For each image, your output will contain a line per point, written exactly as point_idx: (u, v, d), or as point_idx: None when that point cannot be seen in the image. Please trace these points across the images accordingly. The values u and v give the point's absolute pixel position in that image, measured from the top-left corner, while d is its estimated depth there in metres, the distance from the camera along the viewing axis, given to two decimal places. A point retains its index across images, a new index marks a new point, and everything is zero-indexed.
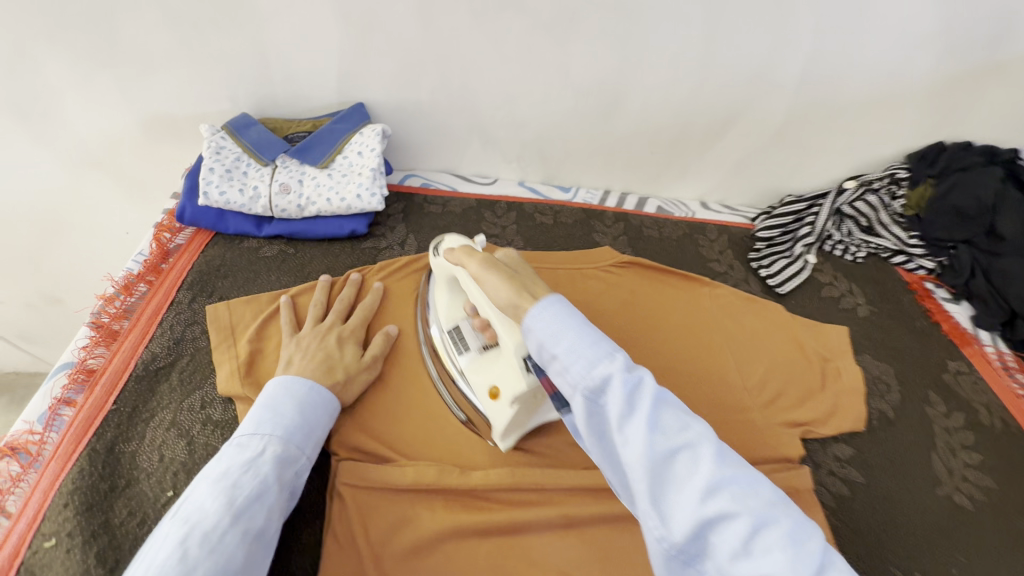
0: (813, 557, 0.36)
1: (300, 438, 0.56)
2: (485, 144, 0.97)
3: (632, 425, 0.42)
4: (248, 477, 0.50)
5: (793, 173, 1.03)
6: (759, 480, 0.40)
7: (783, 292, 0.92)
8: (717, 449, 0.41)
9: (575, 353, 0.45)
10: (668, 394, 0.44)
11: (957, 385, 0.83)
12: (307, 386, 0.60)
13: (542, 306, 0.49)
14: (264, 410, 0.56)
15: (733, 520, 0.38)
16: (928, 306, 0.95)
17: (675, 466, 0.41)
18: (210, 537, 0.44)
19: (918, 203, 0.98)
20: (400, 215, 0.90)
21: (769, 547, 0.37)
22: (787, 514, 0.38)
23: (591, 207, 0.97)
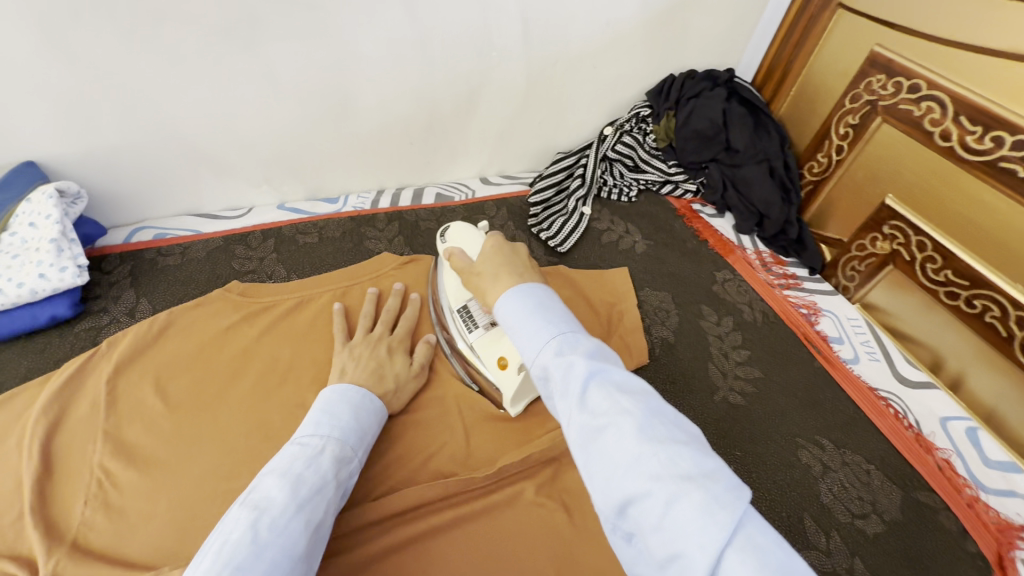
0: (721, 526, 0.35)
1: (355, 440, 0.56)
2: (218, 174, 0.86)
3: (566, 402, 0.45)
4: (310, 471, 0.49)
5: (557, 131, 1.05)
6: (681, 454, 0.39)
7: (564, 250, 0.93)
8: (641, 422, 0.41)
9: (531, 337, 0.51)
10: (607, 374, 0.45)
11: (725, 293, 0.91)
12: (360, 393, 0.61)
13: (511, 300, 0.55)
14: (322, 414, 0.56)
15: (648, 496, 0.38)
16: (696, 226, 1.03)
17: (603, 439, 0.41)
18: (278, 522, 0.44)
19: (666, 134, 1.04)
20: (128, 279, 0.77)
21: (682, 518, 0.36)
22: (702, 486, 0.37)
23: (360, 214, 0.92)
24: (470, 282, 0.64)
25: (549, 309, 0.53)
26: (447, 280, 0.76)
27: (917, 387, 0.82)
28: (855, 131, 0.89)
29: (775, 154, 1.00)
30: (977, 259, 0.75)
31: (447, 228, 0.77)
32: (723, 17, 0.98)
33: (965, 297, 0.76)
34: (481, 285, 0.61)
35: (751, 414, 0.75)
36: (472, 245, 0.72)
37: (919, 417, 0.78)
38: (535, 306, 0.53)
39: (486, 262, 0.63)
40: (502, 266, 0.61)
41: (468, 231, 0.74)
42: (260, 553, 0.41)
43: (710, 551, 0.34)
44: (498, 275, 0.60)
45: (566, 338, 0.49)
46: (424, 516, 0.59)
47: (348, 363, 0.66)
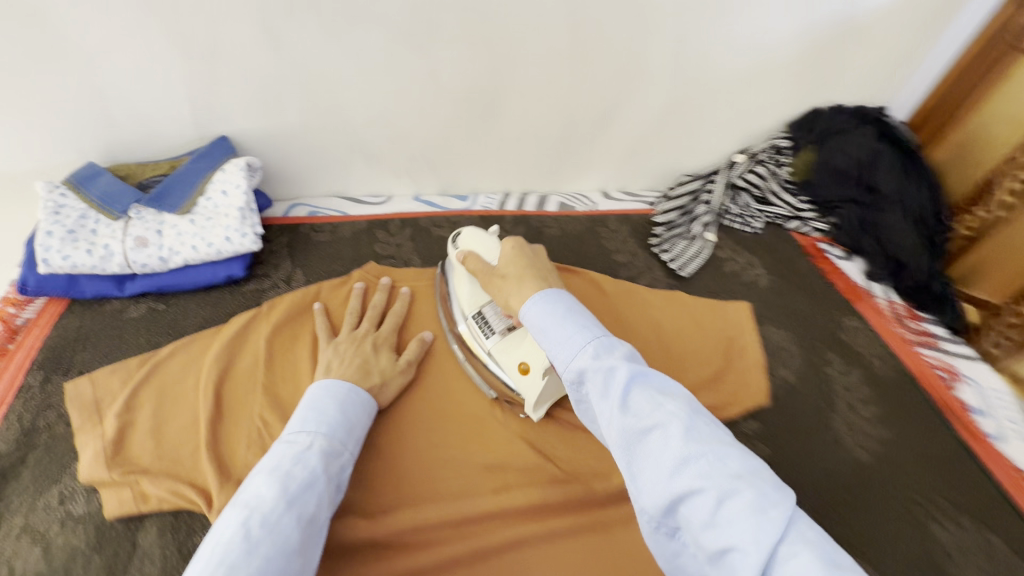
0: (775, 523, 0.37)
1: (344, 435, 0.57)
2: (369, 161, 0.92)
3: (607, 405, 0.47)
4: (298, 467, 0.50)
5: (686, 153, 1.04)
6: (727, 454, 0.42)
7: (685, 275, 0.92)
8: (687, 424, 0.43)
9: (563, 341, 0.53)
10: (645, 376, 0.47)
11: (853, 341, 0.86)
12: (347, 387, 0.61)
13: (540, 308, 0.57)
14: (309, 409, 0.57)
15: (699, 493, 0.40)
16: (824, 266, 0.99)
17: (647, 441, 0.44)
18: (270, 517, 0.46)
19: (803, 168, 1.01)
20: (286, 249, 0.85)
21: (735, 515, 0.38)
22: (752, 484, 0.39)
23: (489, 213, 0.96)
24: (492, 282, 0.66)
25: (579, 316, 0.55)
26: (458, 285, 0.75)
27: None
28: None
29: (924, 202, 0.94)
30: None
31: (459, 233, 0.75)
32: (887, 52, 0.93)
33: None
34: (502, 286, 0.64)
35: (879, 474, 0.71)
36: (489, 251, 0.70)
37: None
38: (565, 312, 0.56)
39: (509, 266, 0.65)
40: (529, 270, 0.63)
41: (479, 237, 0.72)
42: (253, 551, 0.43)
43: (764, 545, 0.37)
44: (528, 275, 0.62)
45: (601, 342, 0.51)
46: (545, 515, 0.61)
47: (333, 359, 0.65)
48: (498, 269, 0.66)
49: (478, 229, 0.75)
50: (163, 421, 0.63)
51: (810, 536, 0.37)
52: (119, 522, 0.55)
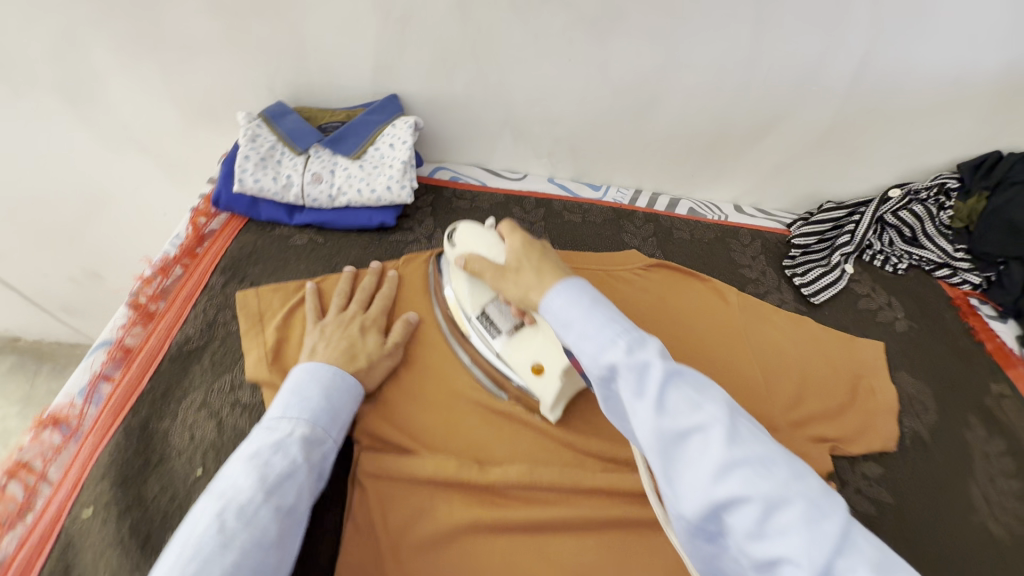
0: (828, 538, 0.35)
1: (327, 420, 0.56)
2: (516, 138, 0.96)
3: (642, 406, 0.43)
4: (278, 455, 0.50)
5: (836, 179, 0.99)
6: (775, 460, 0.39)
7: (816, 302, 0.88)
8: (732, 427, 0.40)
9: (590, 335, 0.48)
10: (682, 373, 0.43)
11: (999, 409, 0.79)
12: (332, 371, 0.60)
13: (563, 295, 0.51)
14: (292, 395, 0.57)
15: (744, 502, 0.38)
16: (972, 324, 0.91)
17: (688, 444, 0.41)
18: (245, 510, 0.45)
19: (968, 215, 0.92)
20: (429, 208, 0.90)
21: (785, 527, 0.36)
22: (803, 492, 0.37)
23: (621, 207, 0.96)
24: (499, 282, 0.61)
25: (605, 307, 0.49)
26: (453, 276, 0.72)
27: None
28: None
29: None
30: None
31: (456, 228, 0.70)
32: None
33: None
34: (519, 292, 0.58)
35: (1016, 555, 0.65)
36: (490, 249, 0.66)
37: None
38: (588, 301, 0.50)
39: (515, 256, 0.61)
40: (548, 265, 0.57)
41: (478, 232, 0.68)
42: (227, 544, 0.42)
43: (815, 558, 0.34)
44: (545, 274, 0.56)
45: (628, 334, 0.46)
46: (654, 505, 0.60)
47: (320, 341, 0.64)
48: (512, 266, 0.60)
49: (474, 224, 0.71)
50: None
51: (865, 543, 0.36)
52: None
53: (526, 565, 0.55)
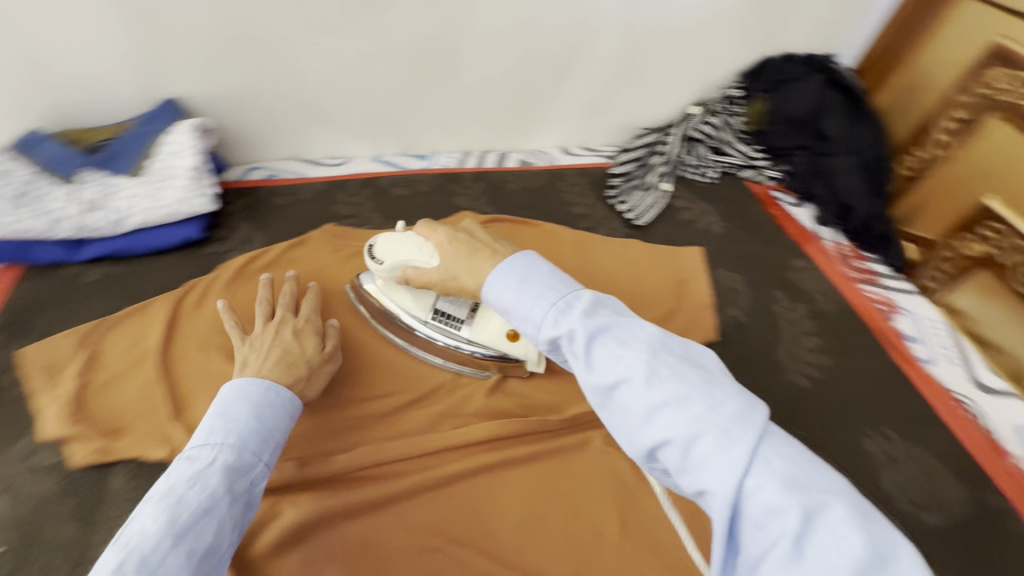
0: (737, 461, 0.37)
1: (256, 444, 0.51)
2: (325, 123, 0.92)
3: (576, 365, 0.46)
4: (193, 490, 0.44)
5: (643, 106, 1.06)
6: (690, 397, 0.40)
7: (641, 224, 0.95)
8: (648, 370, 0.42)
9: (524, 315, 0.50)
10: (608, 329, 0.45)
11: (799, 280, 0.92)
12: (261, 387, 0.55)
13: (497, 280, 0.53)
14: (217, 420, 0.51)
15: (669, 442, 0.40)
16: (774, 212, 1.03)
17: (616, 396, 0.43)
18: (149, 561, 0.40)
19: (756, 117, 1.04)
20: (244, 212, 0.85)
21: (703, 457, 0.38)
22: (722, 418, 0.39)
23: (449, 171, 0.97)
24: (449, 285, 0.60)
25: (535, 280, 0.51)
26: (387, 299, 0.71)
27: (993, 394, 0.81)
28: (964, 128, 0.87)
29: (868, 146, 0.98)
30: None
31: (374, 242, 0.69)
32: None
33: None
34: (461, 282, 0.58)
35: (818, 397, 0.76)
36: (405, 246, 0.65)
37: (993, 420, 0.78)
38: (522, 278, 0.51)
39: (451, 261, 0.60)
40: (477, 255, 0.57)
41: (393, 237, 0.67)
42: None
43: (729, 485, 0.37)
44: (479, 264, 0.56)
45: (560, 305, 0.48)
46: (503, 446, 0.64)
47: (250, 352, 0.60)
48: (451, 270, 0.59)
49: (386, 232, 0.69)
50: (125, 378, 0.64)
51: (777, 459, 0.37)
52: (86, 471, 0.56)
53: (382, 536, 0.56)
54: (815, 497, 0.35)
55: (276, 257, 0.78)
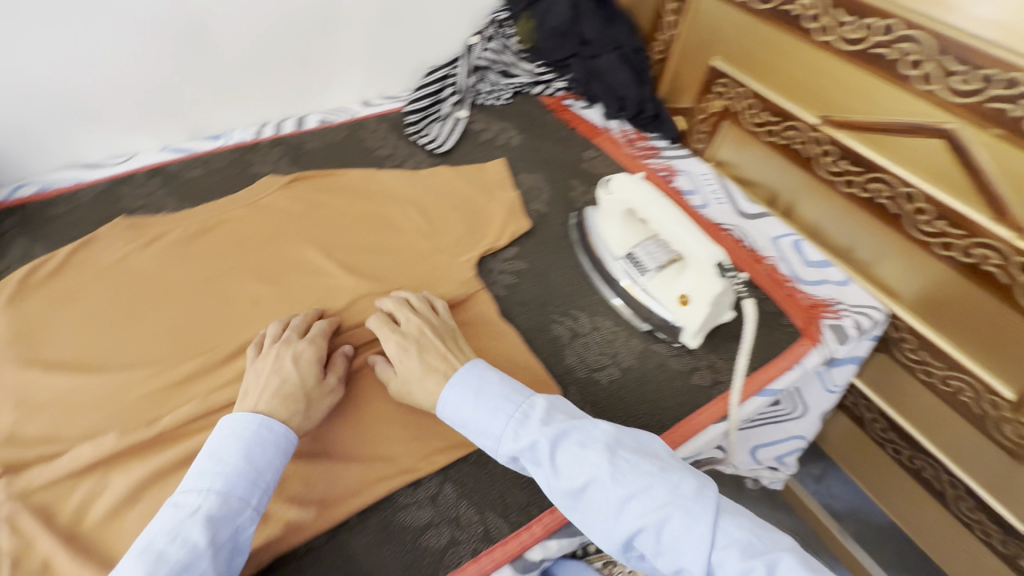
0: (703, 537, 0.50)
1: (243, 488, 0.51)
2: (89, 121, 0.88)
3: (541, 472, 0.56)
4: (176, 544, 0.46)
5: (424, 44, 1.12)
6: (652, 487, 0.53)
7: (445, 151, 1.02)
8: (612, 471, 0.53)
9: (482, 431, 0.58)
10: (567, 434, 0.56)
11: (592, 168, 1.03)
12: (257, 424, 0.55)
13: (450, 398, 0.60)
14: (209, 459, 0.52)
15: (642, 530, 0.52)
16: (566, 117, 1.13)
17: (585, 496, 0.54)
18: None
19: (527, 36, 1.14)
20: (18, 229, 0.80)
21: (674, 538, 0.51)
22: (679, 504, 0.52)
23: (244, 144, 0.97)
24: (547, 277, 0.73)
25: (486, 396, 0.59)
26: (602, 229, 0.82)
27: (752, 218, 0.98)
28: (681, 7, 1.03)
29: (625, 41, 1.11)
30: (791, 101, 0.89)
31: (610, 179, 0.80)
32: None
33: (782, 133, 0.92)
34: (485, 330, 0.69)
35: None
36: (642, 194, 0.75)
37: (756, 238, 0.94)
38: (476, 390, 0.60)
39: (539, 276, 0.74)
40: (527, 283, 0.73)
41: (631, 181, 0.77)
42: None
43: (700, 563, 0.49)
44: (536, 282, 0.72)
45: (517, 419, 0.58)
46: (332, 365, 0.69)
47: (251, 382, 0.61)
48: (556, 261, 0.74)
49: (627, 174, 0.80)
50: None
51: (733, 530, 0.51)
52: None
53: None
54: (768, 556, 0.49)
55: (52, 266, 0.74)
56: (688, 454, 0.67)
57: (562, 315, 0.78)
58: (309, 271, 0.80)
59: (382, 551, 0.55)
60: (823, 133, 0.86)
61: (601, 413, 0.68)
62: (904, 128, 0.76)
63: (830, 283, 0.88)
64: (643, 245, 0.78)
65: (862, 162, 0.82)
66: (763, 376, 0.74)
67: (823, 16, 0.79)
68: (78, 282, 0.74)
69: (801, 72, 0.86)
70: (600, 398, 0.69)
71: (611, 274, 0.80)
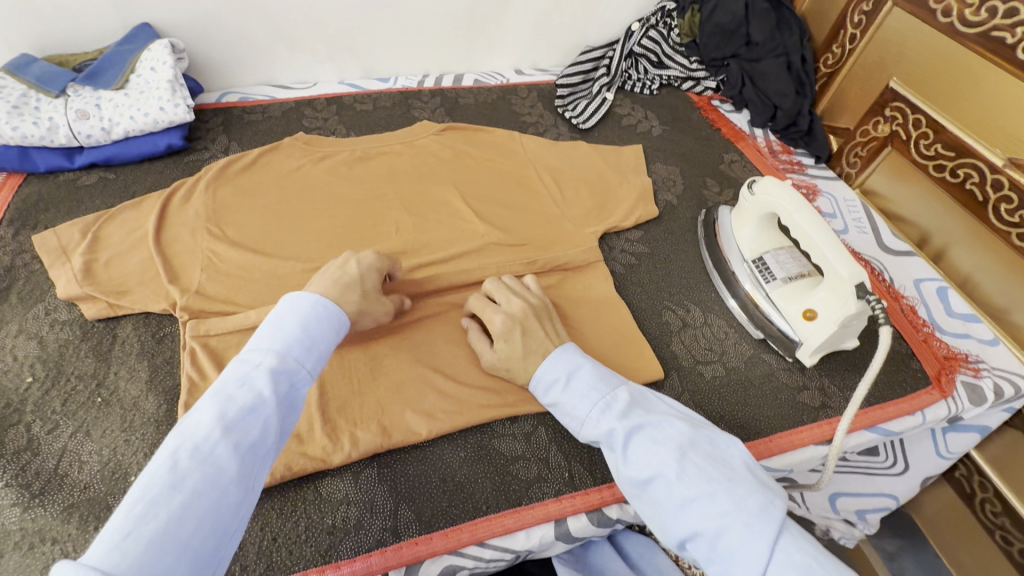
0: (760, 552, 0.46)
1: (301, 351, 0.50)
2: (290, 47, 1.00)
3: (615, 458, 0.56)
4: (244, 390, 0.45)
5: (587, 24, 1.14)
6: (714, 494, 0.49)
7: (586, 127, 1.04)
8: (678, 469, 0.51)
9: (570, 413, 0.60)
10: (642, 428, 0.56)
11: (730, 171, 1.01)
12: (312, 302, 0.54)
13: (544, 379, 0.62)
14: (270, 325, 0.51)
15: (698, 533, 0.49)
16: (711, 117, 1.12)
17: (651, 489, 0.53)
18: (201, 449, 0.40)
19: (690, 30, 1.13)
20: (220, 127, 0.94)
21: (729, 548, 0.47)
22: (741, 514, 0.48)
23: (408, 89, 1.06)
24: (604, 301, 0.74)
25: (578, 379, 0.61)
26: (733, 230, 0.81)
27: (895, 255, 0.92)
28: (868, 19, 0.96)
29: (792, 49, 1.08)
30: (976, 137, 0.82)
31: (754, 181, 0.78)
32: None
33: (953, 170, 0.85)
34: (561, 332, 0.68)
35: None
36: (788, 201, 0.72)
37: (895, 276, 0.89)
38: (568, 375, 0.61)
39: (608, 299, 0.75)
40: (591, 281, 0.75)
41: (778, 186, 0.75)
42: (179, 484, 0.38)
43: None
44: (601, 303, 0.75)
45: (601, 405, 0.58)
46: (457, 297, 0.75)
47: (315, 273, 0.62)
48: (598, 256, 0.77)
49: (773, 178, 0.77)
50: (125, 252, 0.74)
51: (796, 553, 0.45)
52: (99, 322, 0.68)
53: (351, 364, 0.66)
54: None
55: (244, 162, 0.86)
56: (783, 465, 0.66)
57: (676, 304, 0.79)
58: (448, 212, 0.86)
59: (478, 467, 0.61)
60: (1006, 177, 0.78)
61: (700, 403, 0.69)
62: None
63: (974, 338, 0.81)
64: (775, 252, 0.76)
65: None
66: (878, 415, 0.70)
67: None
68: (261, 180, 0.86)
69: (1000, 108, 0.78)
70: (702, 390, 0.70)
71: (733, 276, 0.79)
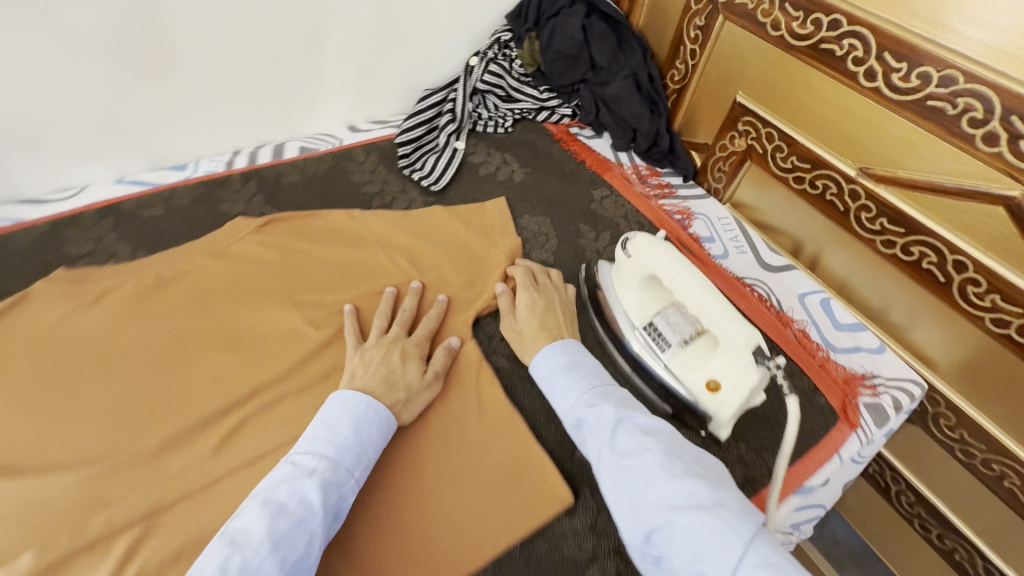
0: (735, 545, 0.44)
1: (351, 460, 0.54)
2: (30, 151, 0.76)
3: (598, 442, 0.57)
4: (294, 499, 0.48)
5: (420, 65, 1.01)
6: (695, 486, 0.49)
7: (440, 188, 0.91)
8: (664, 459, 0.51)
9: (563, 392, 0.62)
10: (632, 418, 0.57)
11: (602, 210, 0.93)
12: (365, 403, 0.58)
13: (544, 359, 0.66)
14: (319, 429, 0.55)
15: (669, 520, 0.47)
16: (573, 148, 1.03)
17: (627, 472, 0.52)
18: (250, 563, 0.43)
19: (532, 58, 1.04)
20: None
21: (699, 537, 0.46)
22: (723, 508, 0.47)
23: (212, 177, 0.86)
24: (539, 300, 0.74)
25: (580, 365, 0.64)
26: (617, 292, 0.73)
27: (777, 271, 0.89)
28: (704, 33, 0.93)
29: (638, 68, 1.02)
30: (826, 147, 0.80)
31: (628, 238, 0.70)
32: None
33: (812, 182, 0.84)
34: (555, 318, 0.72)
35: None
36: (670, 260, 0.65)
37: (781, 297, 0.86)
38: (569, 362, 0.65)
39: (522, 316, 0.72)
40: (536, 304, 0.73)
41: (653, 243, 0.67)
42: None
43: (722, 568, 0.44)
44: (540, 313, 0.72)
45: (597, 392, 0.61)
46: None
47: (358, 367, 0.63)
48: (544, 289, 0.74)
49: (646, 233, 0.70)
50: None
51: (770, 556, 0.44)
52: None
53: None
54: None
55: None
56: None
57: None
58: (282, 337, 0.69)
59: None
60: (861, 186, 0.77)
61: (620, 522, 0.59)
62: (957, 191, 0.67)
63: (863, 350, 0.80)
64: (664, 314, 0.69)
65: (905, 221, 0.74)
66: (800, 473, 0.65)
67: (871, 60, 0.70)
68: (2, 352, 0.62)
69: (841, 116, 0.77)
70: None
71: (627, 346, 0.71)
